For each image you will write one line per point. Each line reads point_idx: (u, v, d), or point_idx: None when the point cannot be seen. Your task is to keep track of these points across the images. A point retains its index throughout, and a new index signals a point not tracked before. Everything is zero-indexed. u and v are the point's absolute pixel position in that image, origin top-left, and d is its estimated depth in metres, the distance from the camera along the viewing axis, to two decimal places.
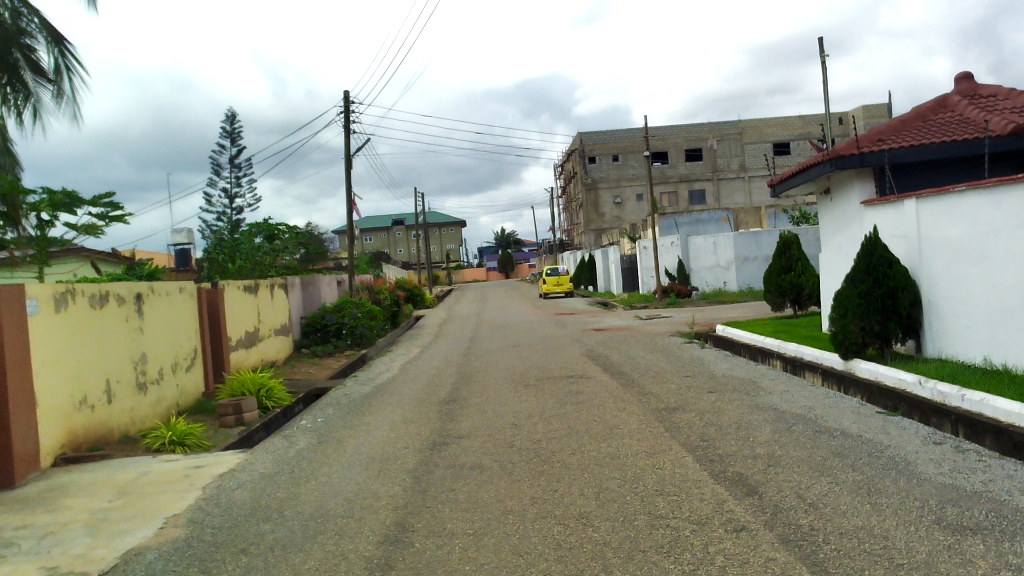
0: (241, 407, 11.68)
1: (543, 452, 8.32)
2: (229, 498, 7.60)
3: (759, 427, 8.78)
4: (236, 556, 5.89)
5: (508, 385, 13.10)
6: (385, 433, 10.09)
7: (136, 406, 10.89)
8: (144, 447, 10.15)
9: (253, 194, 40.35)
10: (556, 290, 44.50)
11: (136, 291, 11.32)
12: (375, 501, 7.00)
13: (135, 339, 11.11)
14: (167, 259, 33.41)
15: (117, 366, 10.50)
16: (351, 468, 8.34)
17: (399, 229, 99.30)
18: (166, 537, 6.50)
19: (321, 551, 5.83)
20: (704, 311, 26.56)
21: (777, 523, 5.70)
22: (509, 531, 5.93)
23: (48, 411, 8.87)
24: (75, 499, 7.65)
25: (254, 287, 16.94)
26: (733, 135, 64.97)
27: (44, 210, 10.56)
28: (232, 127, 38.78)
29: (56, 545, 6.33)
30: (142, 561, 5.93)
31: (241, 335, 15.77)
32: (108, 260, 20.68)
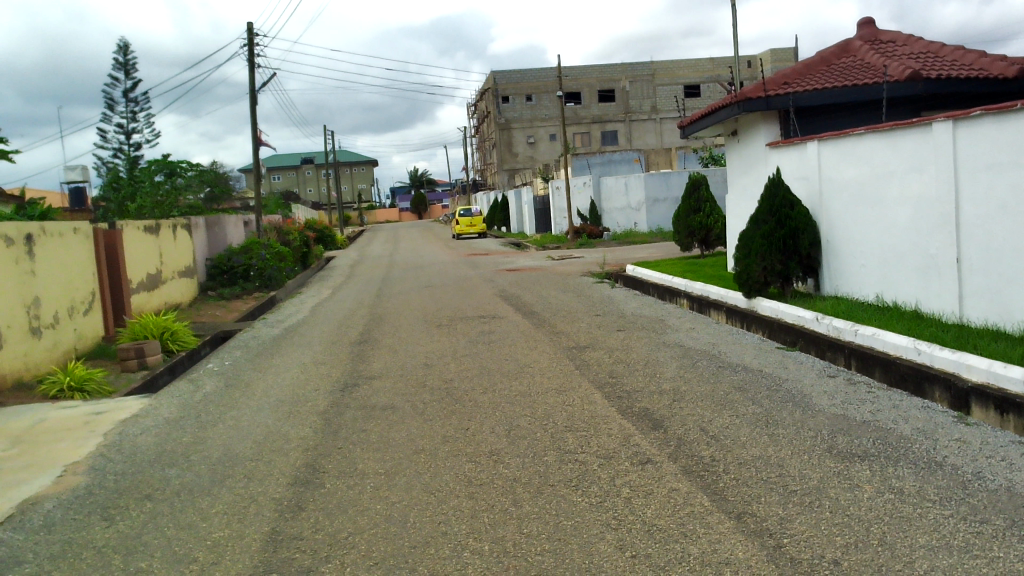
0: (144, 350, 11.31)
1: (454, 391, 8.37)
2: (134, 443, 7.40)
3: (665, 364, 9.04)
4: (141, 502, 5.76)
5: (421, 325, 13.09)
6: (295, 374, 9.97)
7: (30, 352, 10.45)
8: (40, 393, 9.79)
9: (152, 129, 38.69)
10: (469, 231, 44.39)
11: (26, 232, 10.74)
12: (284, 443, 6.93)
13: (27, 283, 10.60)
14: (60, 198, 31.88)
15: (8, 310, 10.03)
16: (261, 410, 8.23)
17: (308, 169, 97.02)
18: (66, 485, 6.30)
19: (230, 494, 5.75)
20: (614, 251, 27.07)
21: (680, 455, 5.91)
22: (422, 469, 5.98)
23: None
24: None
25: (155, 227, 16.31)
26: (645, 76, 65.35)
27: None
28: (126, 58, 37.00)
29: None
30: (40, 510, 5.73)
31: (142, 278, 15.23)
32: None
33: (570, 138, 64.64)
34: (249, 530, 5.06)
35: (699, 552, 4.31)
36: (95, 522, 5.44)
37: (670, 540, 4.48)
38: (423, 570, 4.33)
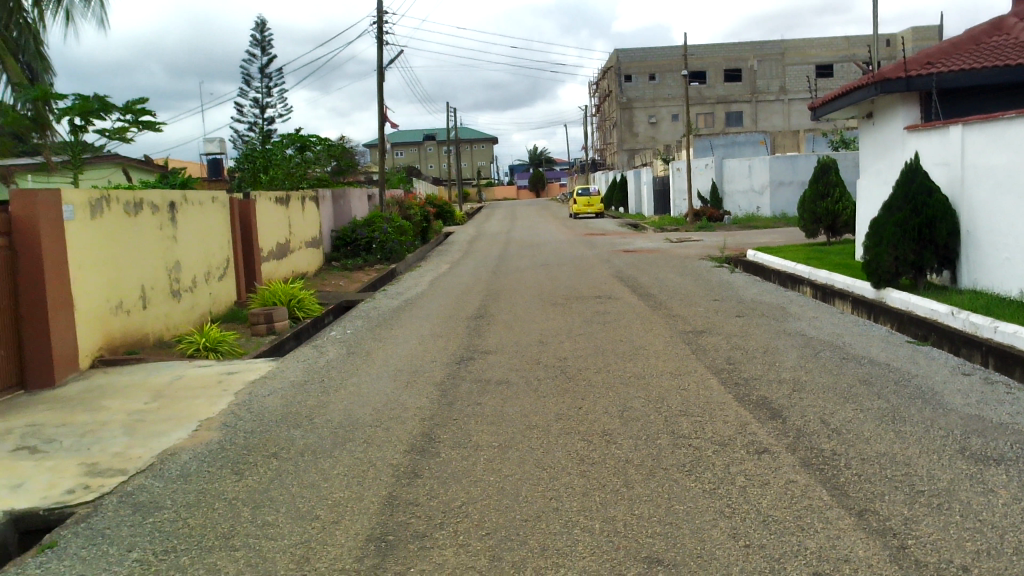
0: (273, 316, 11.86)
1: (567, 369, 8.41)
2: (262, 403, 7.80)
3: (785, 352, 8.78)
4: (268, 460, 6.07)
5: (536, 302, 13.16)
6: (414, 346, 10.22)
7: (171, 313, 11.14)
8: (178, 351, 10.43)
9: (285, 104, 40.25)
10: (587, 211, 44.20)
11: (170, 200, 11.41)
12: (401, 412, 7.13)
13: (169, 247, 11.28)
14: (199, 169, 33.67)
15: (152, 273, 10.72)
16: (380, 379, 8.49)
17: (430, 145, 98.77)
18: (201, 439, 6.70)
19: (350, 458, 5.98)
20: (735, 235, 26.37)
21: (798, 447, 5.74)
22: (535, 445, 6.04)
23: (85, 314, 9.21)
24: (110, 400, 7.94)
25: (285, 199, 16.98)
26: (775, 56, 63.10)
27: (75, 114, 11.26)
28: (263, 35, 38.59)
29: (95, 443, 6.62)
30: (178, 461, 6.13)
31: (272, 247, 15.92)
32: (141, 168, 20.79)
33: (693, 118, 63.23)
34: (368, 493, 5.24)
35: (816, 547, 4.19)
36: (226, 475, 5.78)
37: (785, 533, 4.38)
38: (534, 544, 4.39)
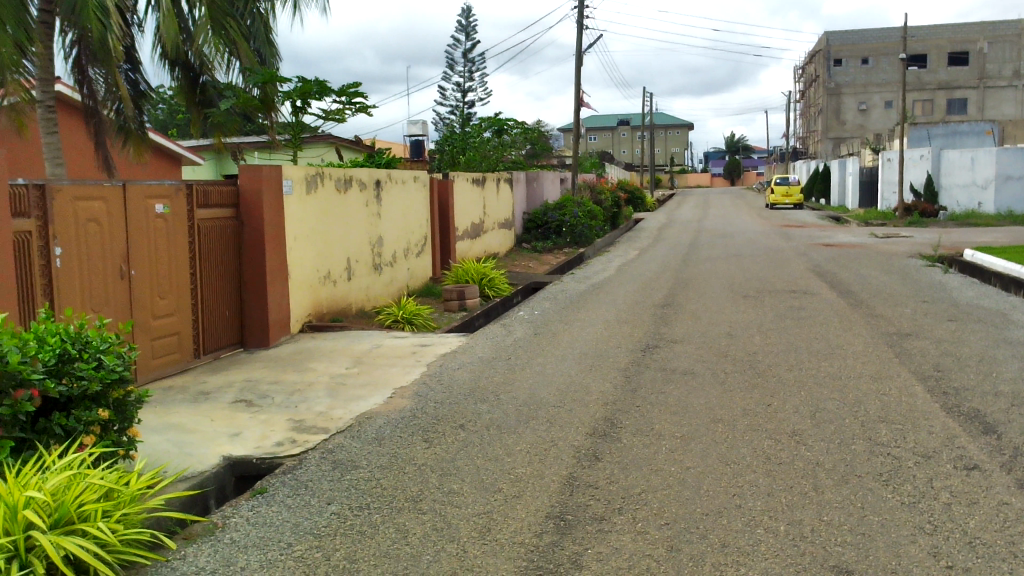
0: (465, 294, 12.29)
1: (757, 364, 8.14)
2: (451, 376, 8.13)
3: (1004, 363, 8.04)
4: (455, 430, 6.32)
5: (726, 294, 12.81)
6: (599, 330, 10.26)
7: (372, 285, 11.83)
8: (377, 321, 11.05)
9: (486, 89, 41.41)
10: (785, 201, 42.38)
11: (376, 178, 12.06)
12: (585, 395, 7.20)
13: (374, 224, 11.95)
14: (403, 150, 35.39)
15: (357, 246, 11.42)
16: (565, 361, 8.61)
17: (624, 130, 98.22)
18: (395, 405, 7.09)
19: (533, 435, 6.11)
20: (951, 233, 24.38)
21: (1015, 467, 5.25)
22: (720, 439, 5.89)
23: (297, 282, 9.96)
24: (316, 362, 8.56)
25: (481, 180, 17.47)
26: (1009, 37, 57.47)
27: (297, 97, 12.14)
28: (468, 21, 39.86)
29: (302, 401, 7.18)
30: (374, 424, 6.52)
31: (467, 227, 16.46)
32: (351, 148, 22.04)
33: (909, 105, 58.85)
34: (550, 472, 5.33)
35: None
36: (416, 441, 6.08)
37: (995, 558, 4.02)
38: (715, 540, 4.29)
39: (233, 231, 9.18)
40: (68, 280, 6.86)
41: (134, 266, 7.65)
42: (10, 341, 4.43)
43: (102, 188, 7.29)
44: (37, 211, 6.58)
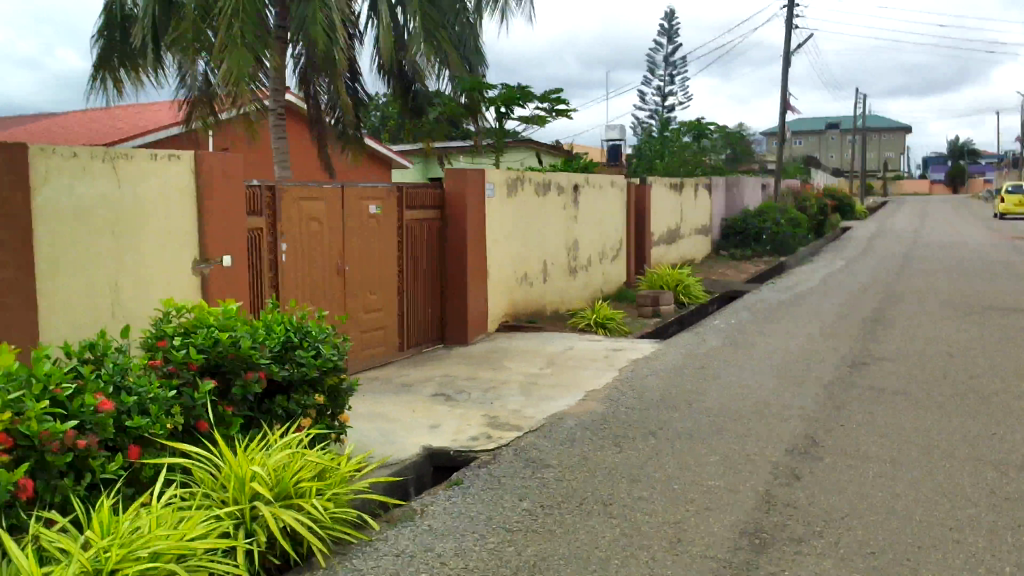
0: (659, 299, 12.14)
1: (979, 388, 7.46)
2: (643, 382, 8.05)
3: None
4: (646, 437, 6.26)
5: (946, 310, 11.84)
6: (801, 343, 9.80)
7: (566, 288, 11.97)
8: (571, 324, 11.16)
9: (686, 93, 40.75)
10: (1017, 211, 38.55)
11: (574, 182, 12.18)
12: (783, 409, 6.90)
13: (570, 227, 12.09)
14: (601, 154, 35.52)
15: (553, 249, 11.60)
16: (762, 373, 8.30)
17: (832, 134, 93.30)
18: (586, 408, 7.12)
19: (727, 448, 5.93)
20: None
21: None
22: (935, 467, 5.46)
23: (495, 283, 10.26)
24: (511, 361, 8.77)
25: (679, 185, 17.20)
26: None
27: (501, 103, 12.51)
28: (671, 25, 39.37)
29: (497, 399, 7.38)
30: (566, 425, 6.58)
31: (663, 232, 16.25)
32: (551, 153, 22.28)
33: None
34: (745, 487, 5.16)
35: None
36: (607, 445, 6.08)
37: None
38: None
39: (437, 232, 9.59)
40: (292, 275, 7.45)
41: (348, 262, 8.18)
42: (243, 328, 4.88)
43: (324, 189, 7.86)
44: (267, 210, 7.20)
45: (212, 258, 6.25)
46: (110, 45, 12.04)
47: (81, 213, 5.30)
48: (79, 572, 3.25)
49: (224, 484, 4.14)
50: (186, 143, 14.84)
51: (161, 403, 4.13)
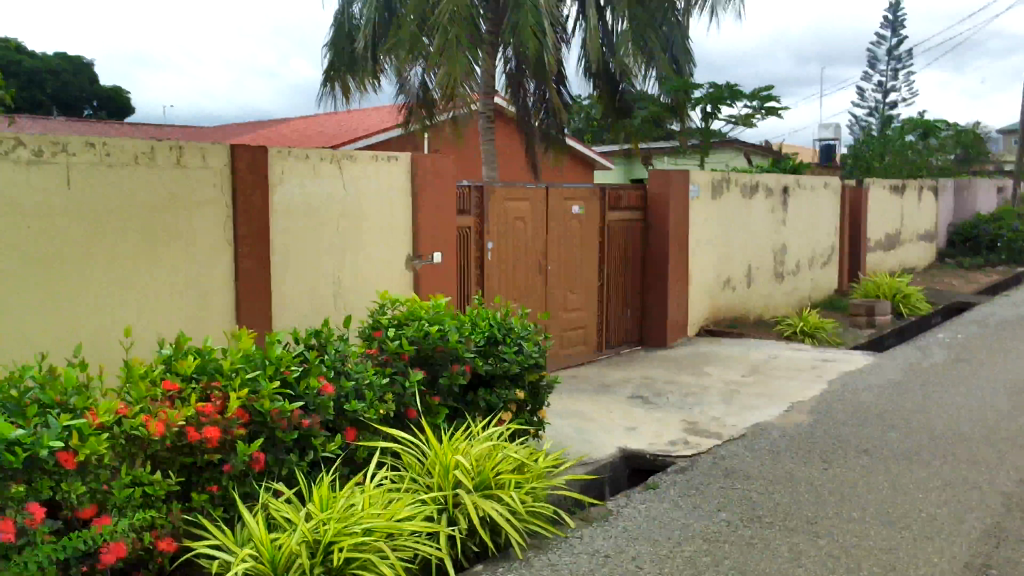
0: (875, 310, 11.39)
1: None
2: (855, 396, 7.59)
3: None
4: (857, 455, 5.90)
5: None
6: None
7: (772, 294, 11.51)
8: (776, 331, 10.72)
9: (911, 88, 37.93)
10: None
11: (784, 183, 11.68)
12: (1019, 436, 6.26)
13: (778, 230, 11.61)
14: (813, 155, 33.87)
15: (759, 252, 11.20)
16: (994, 394, 7.57)
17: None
18: (791, 420, 6.81)
19: (951, 473, 5.46)
20: None
21: None
22: None
23: (696, 286, 10.06)
24: (712, 367, 8.56)
25: (900, 187, 16.04)
26: None
27: (708, 102, 12.23)
28: (896, 16, 36.79)
29: (696, 404, 7.23)
30: (769, 436, 6.33)
31: (881, 237, 15.23)
32: (759, 153, 21.52)
33: None
34: (971, 517, 4.73)
35: None
36: (814, 461, 5.78)
37: None
38: None
39: (639, 234, 9.53)
40: (496, 273, 7.68)
41: (550, 261, 8.31)
42: (451, 322, 5.10)
43: (529, 190, 8.04)
44: (475, 210, 7.45)
45: (424, 255, 6.57)
46: (339, 53, 12.99)
47: (311, 210, 5.75)
48: (303, 541, 3.51)
49: (430, 471, 4.34)
50: (401, 145, 15.71)
51: (375, 389, 4.39)
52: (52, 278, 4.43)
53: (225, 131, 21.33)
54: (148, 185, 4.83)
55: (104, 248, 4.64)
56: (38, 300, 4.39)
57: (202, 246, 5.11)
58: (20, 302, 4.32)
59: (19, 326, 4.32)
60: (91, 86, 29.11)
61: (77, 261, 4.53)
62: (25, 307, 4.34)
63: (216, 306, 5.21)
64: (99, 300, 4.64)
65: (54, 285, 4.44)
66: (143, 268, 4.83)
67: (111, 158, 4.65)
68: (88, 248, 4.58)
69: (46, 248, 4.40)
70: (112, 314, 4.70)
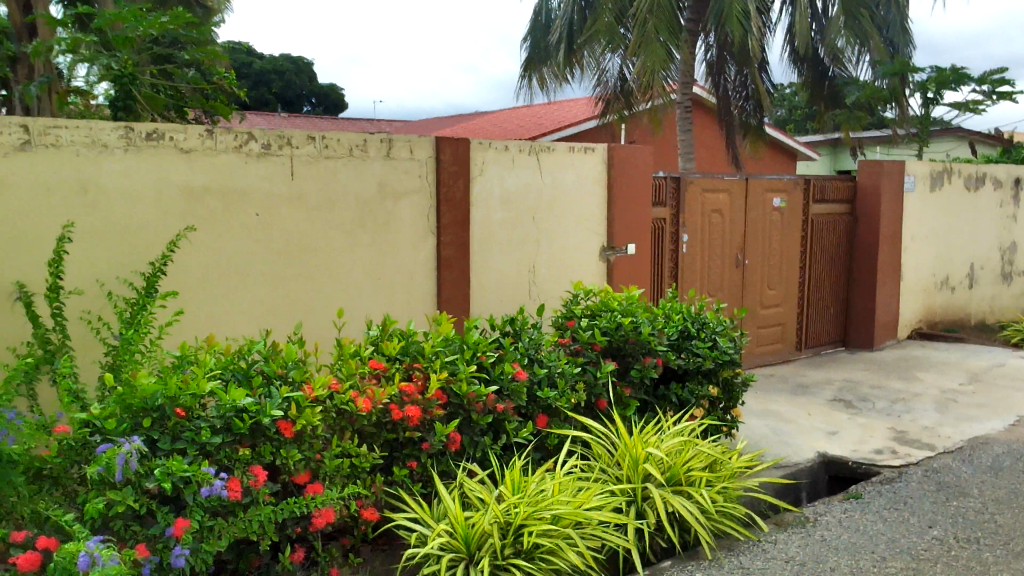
0: None
1: None
2: None
3: None
4: None
5: None
6: None
7: (997, 295, 10.52)
8: (1002, 337, 9.79)
9: None
10: None
11: (1016, 175, 10.59)
12: None
13: (1007, 226, 10.56)
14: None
15: (983, 250, 10.26)
16: None
17: None
18: (1017, 435, 6.19)
19: None
20: None
21: None
22: None
23: (909, 285, 9.38)
24: (925, 373, 7.94)
25: None
26: None
27: (930, 87, 11.31)
28: None
29: (906, 412, 6.74)
30: (990, 451, 5.79)
31: None
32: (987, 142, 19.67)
33: None
34: None
35: None
36: None
37: None
38: None
39: (846, 228, 9.00)
40: (691, 267, 7.53)
41: (749, 256, 8.03)
42: (644, 315, 5.05)
43: (728, 182, 7.80)
44: (672, 201, 7.32)
45: (618, 246, 6.55)
46: (535, 47, 13.22)
47: (509, 199, 5.88)
48: (495, 522, 3.61)
49: (619, 462, 4.32)
50: (597, 136, 15.73)
51: (567, 378, 4.43)
52: (278, 261, 4.83)
53: (429, 125, 22.26)
54: (362, 176, 5.14)
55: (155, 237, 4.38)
56: (184, 285, 4.51)
57: (408, 233, 5.37)
58: (229, 282, 4.67)
59: (233, 306, 4.69)
60: (310, 84, 31.24)
61: (293, 246, 4.88)
62: (237, 288, 4.69)
63: (419, 290, 5.47)
64: (230, 285, 4.67)
65: (279, 268, 4.84)
66: (272, 258, 4.81)
67: (329, 150, 4.98)
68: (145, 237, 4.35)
69: (273, 233, 4.80)
70: (328, 295, 5.05)
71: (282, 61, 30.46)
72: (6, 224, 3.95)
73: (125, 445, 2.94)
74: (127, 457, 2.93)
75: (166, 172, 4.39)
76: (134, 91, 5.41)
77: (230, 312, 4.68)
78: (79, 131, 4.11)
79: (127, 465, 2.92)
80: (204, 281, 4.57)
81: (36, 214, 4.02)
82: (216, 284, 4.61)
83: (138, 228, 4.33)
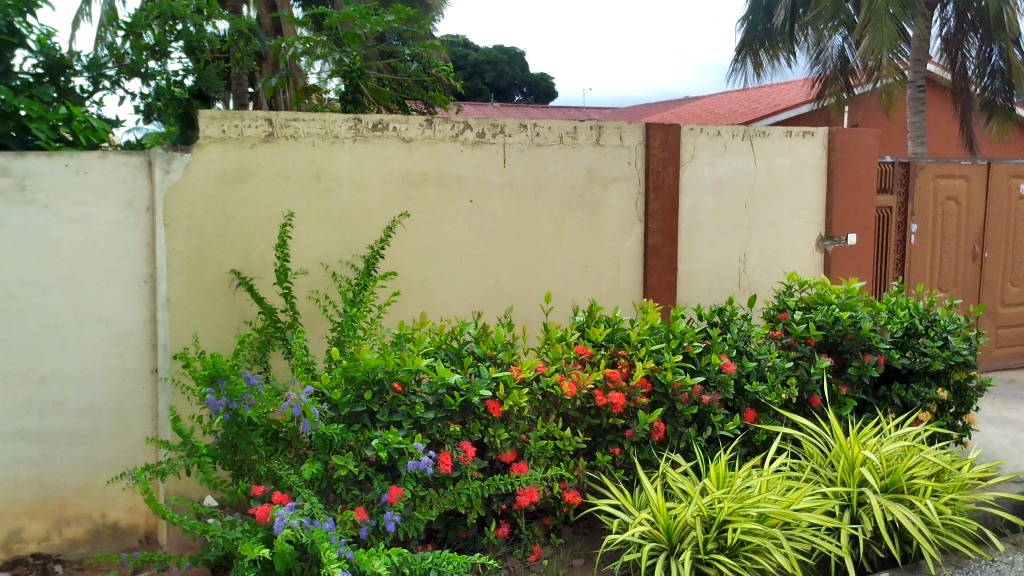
0: None
1: None
2: None
3: None
4: None
5: None
6: None
7: None
8: None
9: None
10: None
11: None
12: None
13: None
14: None
15: None
16: None
17: None
18: None
19: None
20: None
21: None
22: None
23: None
24: None
25: None
26: None
27: None
28: None
29: None
30: None
31: None
32: None
33: None
34: None
35: None
36: None
37: None
38: None
39: None
40: (920, 259, 6.98)
41: (989, 248, 7.30)
42: (865, 309, 4.74)
43: (968, 167, 7.13)
44: (899, 188, 6.82)
45: (837, 236, 6.19)
46: (752, 25, 12.71)
47: (720, 186, 5.71)
48: (698, 515, 3.53)
49: (833, 464, 4.09)
50: (815, 120, 14.95)
51: (779, 372, 4.25)
52: (491, 246, 4.99)
53: (639, 111, 22.11)
54: (572, 163, 5.19)
55: (378, 223, 4.66)
56: (402, 267, 4.77)
57: (616, 221, 5.38)
58: (443, 265, 4.88)
59: (446, 288, 4.90)
60: (522, 73, 32.01)
61: (504, 231, 5.02)
62: (450, 271, 4.90)
63: (626, 279, 5.46)
64: (444, 267, 4.88)
65: (492, 253, 5.00)
66: (483, 244, 4.97)
67: (541, 138, 5.08)
68: (369, 222, 4.64)
69: (486, 219, 4.96)
70: (536, 281, 5.16)
71: (495, 52, 31.33)
72: (251, 210, 4.35)
73: (298, 394, 3.20)
74: (300, 405, 3.16)
75: (390, 162, 4.65)
76: (360, 86, 5.72)
77: (444, 294, 4.89)
78: (314, 123, 4.44)
79: (303, 411, 3.14)
80: (421, 264, 4.81)
81: (276, 201, 4.41)
82: (431, 266, 4.84)
83: (363, 213, 4.62)
